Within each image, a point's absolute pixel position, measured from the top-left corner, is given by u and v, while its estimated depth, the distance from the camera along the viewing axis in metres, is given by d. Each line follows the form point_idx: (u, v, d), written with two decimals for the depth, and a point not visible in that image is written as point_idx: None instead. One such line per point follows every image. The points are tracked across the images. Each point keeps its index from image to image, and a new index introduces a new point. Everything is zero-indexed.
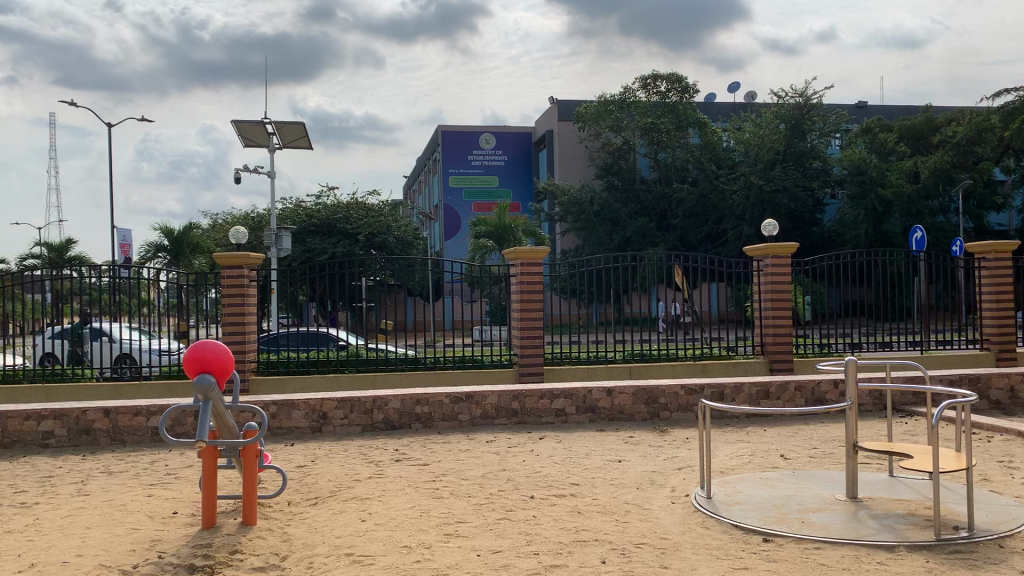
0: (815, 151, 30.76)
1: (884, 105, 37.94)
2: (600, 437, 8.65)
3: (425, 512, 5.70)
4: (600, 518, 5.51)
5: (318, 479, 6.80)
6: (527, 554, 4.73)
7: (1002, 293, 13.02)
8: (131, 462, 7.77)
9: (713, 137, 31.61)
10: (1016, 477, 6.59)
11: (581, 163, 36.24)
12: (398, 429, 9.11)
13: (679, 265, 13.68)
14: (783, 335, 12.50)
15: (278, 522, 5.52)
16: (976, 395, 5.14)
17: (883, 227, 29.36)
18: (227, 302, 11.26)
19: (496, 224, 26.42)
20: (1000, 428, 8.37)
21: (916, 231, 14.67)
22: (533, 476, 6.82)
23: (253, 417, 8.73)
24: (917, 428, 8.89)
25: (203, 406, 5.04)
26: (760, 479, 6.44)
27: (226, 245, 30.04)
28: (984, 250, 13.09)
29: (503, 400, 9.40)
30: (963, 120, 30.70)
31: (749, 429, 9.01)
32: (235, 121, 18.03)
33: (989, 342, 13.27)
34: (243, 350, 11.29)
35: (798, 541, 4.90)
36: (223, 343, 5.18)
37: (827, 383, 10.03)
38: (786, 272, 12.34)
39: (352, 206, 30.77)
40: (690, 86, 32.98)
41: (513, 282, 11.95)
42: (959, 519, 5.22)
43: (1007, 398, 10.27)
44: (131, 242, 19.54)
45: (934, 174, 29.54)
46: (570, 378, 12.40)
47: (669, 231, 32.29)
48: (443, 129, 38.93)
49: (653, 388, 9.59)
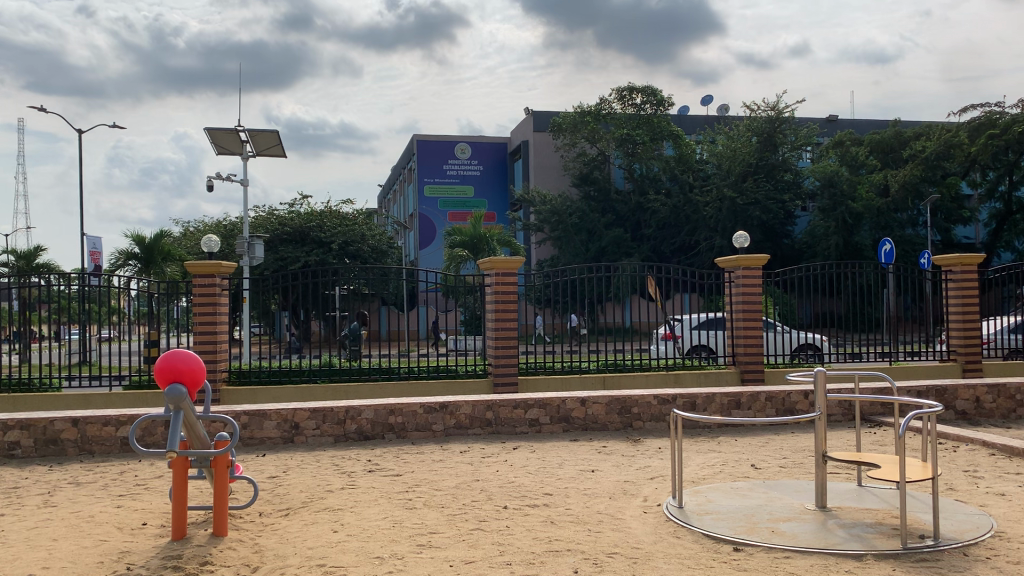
0: (788, 164, 31.20)
1: (855, 120, 38.63)
2: (573, 447, 8.68)
3: (398, 523, 5.69)
4: (573, 528, 5.53)
5: (290, 490, 6.76)
6: (500, 565, 4.75)
7: (969, 305, 13.24)
8: (99, 473, 7.67)
9: (688, 149, 31.87)
10: (981, 485, 6.73)
11: (557, 174, 36.40)
12: (371, 439, 9.08)
13: (652, 275, 13.66)
14: (755, 344, 12.60)
15: (249, 534, 5.48)
16: (941, 405, 5.18)
17: (853, 239, 29.83)
18: (199, 313, 11.17)
19: (471, 233, 26.45)
20: (966, 438, 8.51)
21: (885, 244, 14.78)
22: (506, 486, 6.84)
23: (225, 427, 8.70)
24: (885, 439, 9.04)
25: (174, 417, 5.00)
26: (730, 489, 6.51)
27: (196, 253, 29.89)
28: (951, 264, 13.25)
29: (476, 410, 9.38)
30: (933, 134, 31.06)
31: (720, 438, 9.15)
32: (208, 128, 17.90)
33: (956, 353, 13.47)
34: (214, 360, 11.24)
35: (769, 550, 4.95)
36: (195, 353, 5.14)
37: (797, 393, 10.14)
38: (758, 282, 12.45)
39: (326, 215, 30.67)
40: (666, 99, 33.29)
41: (488, 292, 11.94)
42: (926, 528, 5.31)
43: (972, 408, 10.44)
44: (101, 250, 19.24)
45: (905, 187, 29.89)
46: (544, 389, 12.37)
47: (643, 242, 32.79)
48: (418, 139, 38.96)
49: (627, 398, 9.67)
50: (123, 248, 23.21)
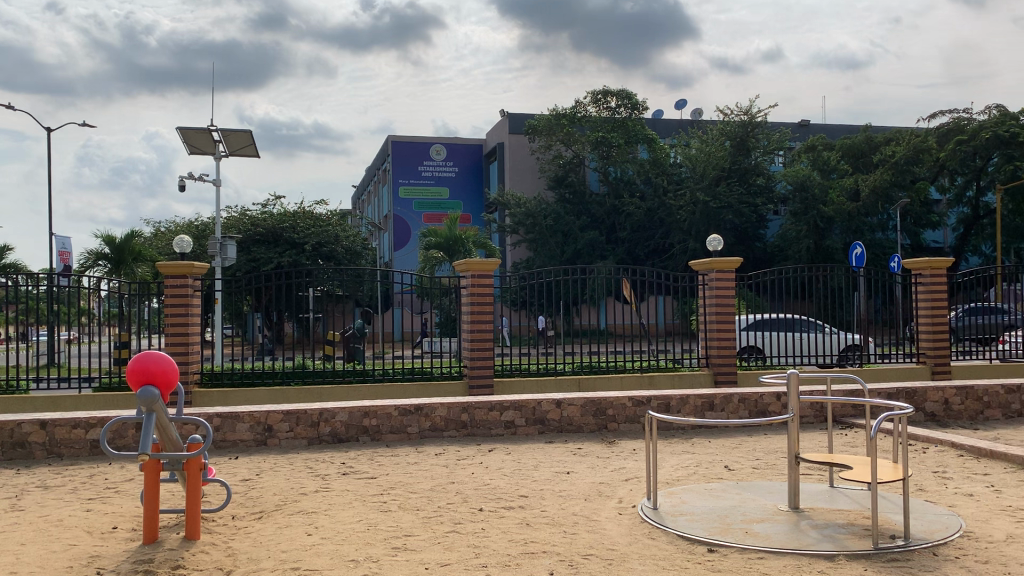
0: (759, 168, 31.31)
1: (826, 125, 39.09)
2: (548, 450, 8.69)
3: (373, 526, 5.66)
4: (549, 530, 5.54)
5: (263, 493, 6.71)
6: (476, 567, 4.74)
7: (938, 309, 13.45)
8: (68, 476, 7.56)
9: (662, 153, 32.33)
10: (949, 486, 6.83)
11: (533, 176, 36.46)
12: (345, 442, 9.04)
13: (628, 278, 13.69)
14: (728, 346, 12.71)
15: (222, 537, 5.43)
16: (912, 407, 5.24)
17: (824, 242, 30.15)
18: (171, 314, 11.05)
19: (446, 235, 26.42)
20: (934, 440, 8.63)
21: (856, 248, 14.95)
22: (481, 488, 6.82)
23: (197, 430, 8.62)
24: (856, 440, 9.14)
25: (146, 419, 4.95)
26: (705, 490, 6.55)
27: (168, 253, 29.60)
28: (921, 268, 13.51)
29: (452, 412, 9.36)
30: (903, 138, 31.52)
31: (694, 440, 9.21)
32: (180, 127, 17.72)
33: (925, 355, 13.66)
34: (186, 362, 11.13)
35: (743, 551, 4.99)
36: (168, 355, 5.08)
37: (770, 395, 10.21)
38: (732, 285, 12.56)
39: (300, 216, 30.48)
40: (641, 103, 33.55)
41: (464, 294, 11.94)
42: (896, 529, 5.38)
43: (941, 410, 10.60)
44: (69, 249, 18.98)
45: (874, 192, 30.14)
46: (520, 391, 12.38)
47: (618, 244, 32.89)
48: (393, 140, 38.82)
49: (602, 400, 9.70)
50: (93, 248, 22.91)
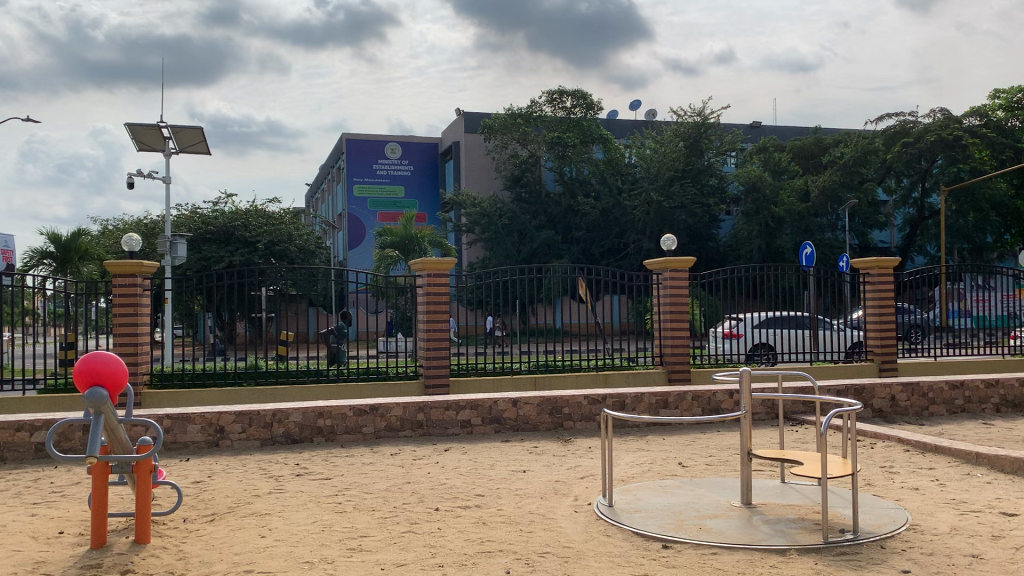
0: (712, 169, 31.59)
1: (777, 126, 39.76)
2: (505, 448, 8.69)
3: (327, 527, 5.61)
4: (505, 528, 5.54)
5: (215, 495, 6.61)
6: (432, 567, 4.72)
7: (885, 308, 13.77)
8: (11, 480, 7.36)
9: (617, 154, 32.94)
10: (896, 480, 7.00)
11: (489, 176, 36.50)
12: (298, 443, 8.94)
13: (583, 277, 13.73)
14: (682, 345, 12.85)
15: (173, 540, 5.34)
16: (860, 404, 5.35)
17: (775, 242, 30.64)
18: (119, 314, 10.81)
19: (402, 233, 26.27)
20: (882, 435, 8.83)
21: (806, 248, 15.20)
22: (437, 488, 6.80)
23: (146, 431, 8.45)
24: (807, 436, 9.31)
25: (93, 421, 4.84)
26: (659, 487, 6.62)
27: (116, 253, 28.97)
28: (868, 267, 13.81)
29: (408, 412, 9.32)
30: (851, 140, 32.19)
31: (649, 437, 9.30)
32: (127, 123, 17.36)
33: (873, 353, 13.96)
34: (135, 363, 10.90)
35: (697, 546, 5.05)
36: (117, 355, 4.98)
37: (723, 392, 10.35)
38: (686, 284, 12.71)
39: (252, 214, 30.07)
40: (595, 103, 33.58)
41: (419, 293, 11.89)
42: (845, 523, 5.49)
43: (888, 406, 10.84)
44: (12, 248, 18.47)
45: (824, 193, 30.82)
46: (476, 390, 12.35)
47: (573, 244, 33.07)
48: (347, 137, 38.49)
49: (557, 398, 9.75)
50: (37, 247, 22.34)
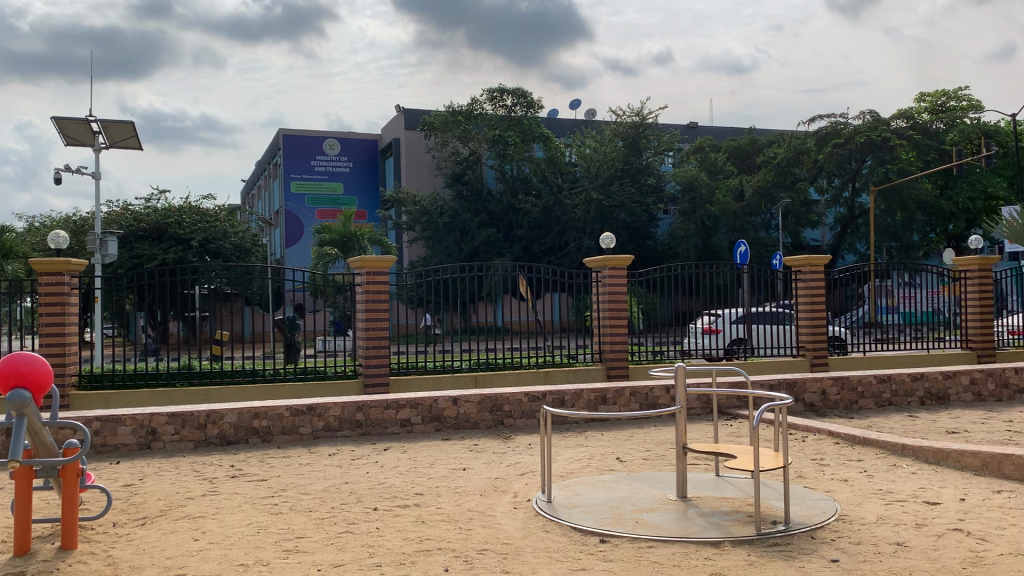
0: (651, 168, 31.88)
1: (714, 127, 40.44)
2: (444, 447, 8.67)
3: (262, 529, 5.52)
4: (443, 526, 5.54)
5: (146, 498, 6.44)
6: (369, 567, 4.69)
7: (817, 305, 14.13)
8: None
9: (558, 152, 33.02)
10: (826, 472, 7.19)
11: (429, 174, 36.49)
12: (234, 444, 8.78)
13: (524, 275, 13.75)
14: (621, 342, 12.99)
15: (102, 545, 5.19)
16: (791, 398, 5.47)
17: (711, 241, 31.20)
18: (45, 314, 10.46)
19: (341, 231, 26.01)
20: (814, 429, 9.06)
21: (740, 246, 15.49)
22: (375, 487, 6.75)
23: (74, 435, 8.21)
24: (742, 431, 9.50)
25: (16, 424, 4.68)
26: (597, 482, 6.68)
27: (43, 250, 28.06)
28: (800, 265, 14.14)
29: (346, 412, 9.22)
30: (784, 141, 32.94)
31: (588, 433, 9.37)
32: (54, 117, 16.81)
33: (805, 349, 14.33)
34: (62, 364, 10.58)
35: (633, 540, 5.12)
36: (41, 356, 4.82)
37: (660, 388, 10.50)
38: (624, 282, 12.86)
39: (186, 211, 29.42)
40: (535, 102, 33.72)
41: (358, 292, 11.78)
42: (776, 514, 5.62)
43: (819, 400, 11.14)
44: None
45: (758, 192, 31.56)
46: (415, 389, 12.28)
47: (514, 242, 33.20)
48: (284, 133, 37.87)
49: (497, 396, 9.76)
50: None
